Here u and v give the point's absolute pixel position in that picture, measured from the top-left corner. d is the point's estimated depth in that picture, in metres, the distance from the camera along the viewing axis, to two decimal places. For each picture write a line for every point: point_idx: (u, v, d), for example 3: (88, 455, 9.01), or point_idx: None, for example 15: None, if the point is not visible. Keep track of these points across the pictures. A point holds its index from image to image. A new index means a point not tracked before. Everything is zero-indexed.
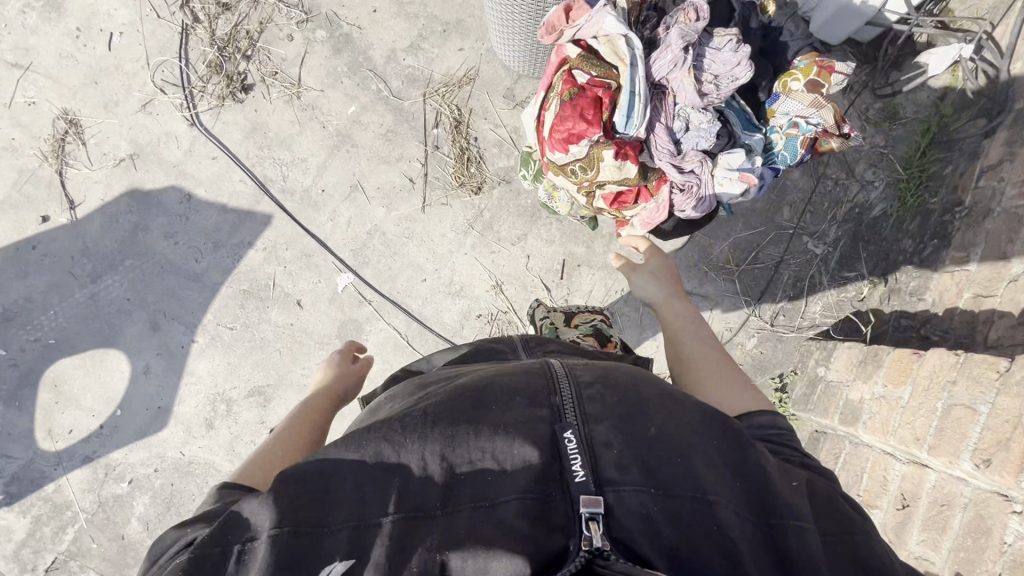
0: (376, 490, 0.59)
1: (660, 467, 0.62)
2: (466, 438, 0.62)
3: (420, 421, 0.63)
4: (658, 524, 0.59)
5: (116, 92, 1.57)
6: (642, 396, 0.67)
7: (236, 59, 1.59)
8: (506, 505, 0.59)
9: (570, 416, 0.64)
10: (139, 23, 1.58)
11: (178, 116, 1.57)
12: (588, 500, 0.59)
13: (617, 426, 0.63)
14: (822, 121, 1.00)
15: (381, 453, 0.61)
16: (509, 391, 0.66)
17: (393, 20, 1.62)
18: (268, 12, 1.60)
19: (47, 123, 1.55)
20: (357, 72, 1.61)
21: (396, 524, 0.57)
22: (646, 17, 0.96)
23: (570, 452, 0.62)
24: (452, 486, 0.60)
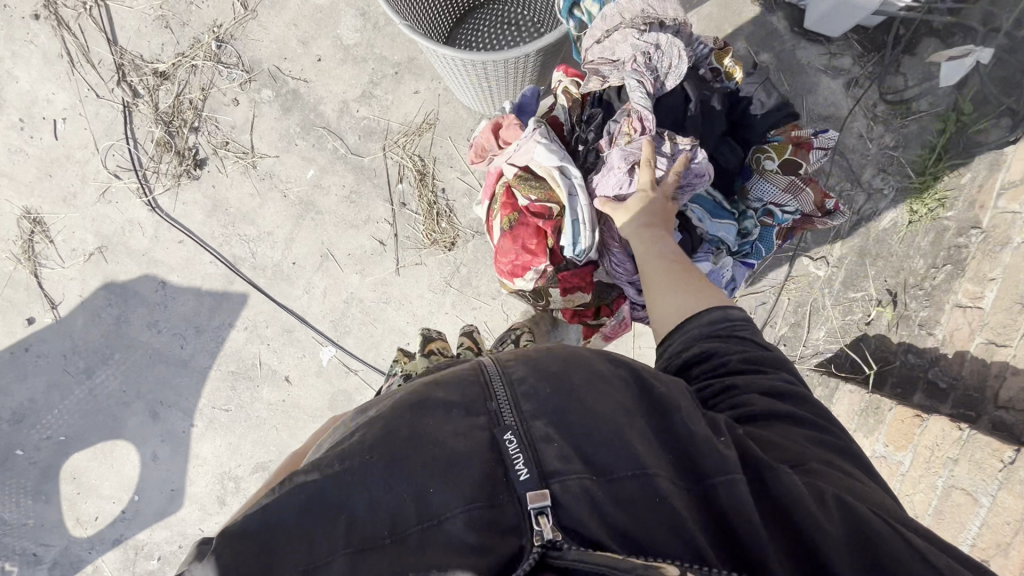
0: (308, 530, 0.47)
1: (599, 449, 0.51)
2: (405, 454, 0.49)
3: (351, 450, 0.50)
4: (608, 509, 0.49)
5: (73, 184, 1.53)
6: (572, 379, 0.55)
7: (184, 133, 1.51)
8: (452, 521, 0.47)
9: (507, 418, 0.53)
10: (81, 106, 1.51)
11: (137, 202, 1.52)
12: (534, 494, 0.48)
13: (557, 423, 0.52)
14: (800, 206, 0.91)
15: (312, 487, 0.48)
16: (441, 400, 0.54)
17: (340, 68, 1.50)
18: (209, 76, 1.50)
19: (12, 224, 1.53)
20: (310, 131, 1.51)
21: (341, 562, 0.45)
22: (590, 115, 0.86)
23: (512, 454, 0.51)
24: (397, 503, 0.48)
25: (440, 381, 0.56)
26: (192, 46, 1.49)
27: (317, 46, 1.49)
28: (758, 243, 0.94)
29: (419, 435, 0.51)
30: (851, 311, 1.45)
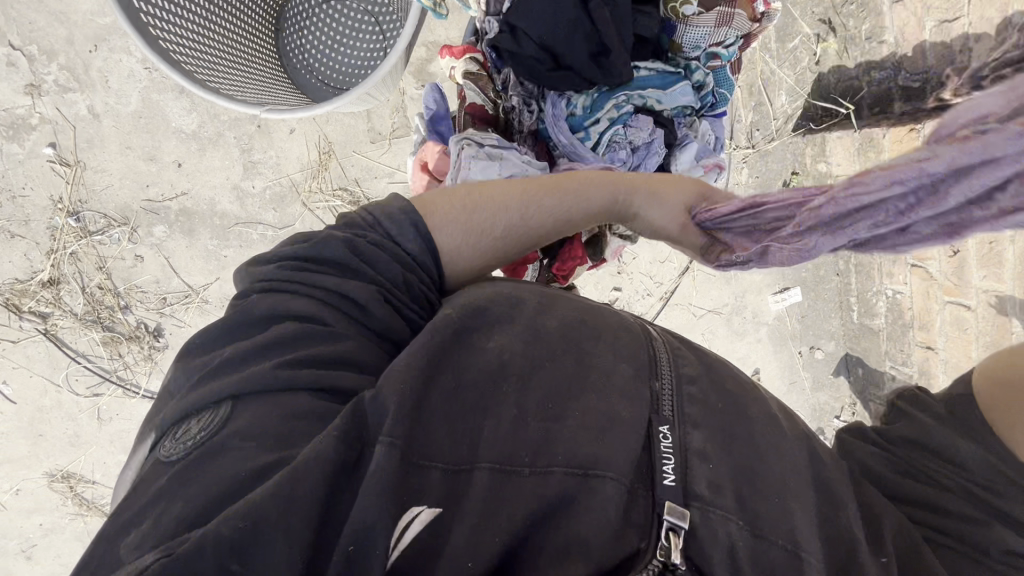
0: (462, 424, 0.50)
1: (755, 498, 0.52)
2: (563, 402, 0.52)
3: (519, 363, 0.54)
4: (738, 557, 0.50)
5: (66, 427, 1.43)
6: (747, 413, 0.56)
7: (120, 317, 1.38)
8: (602, 481, 0.49)
9: (667, 408, 0.54)
10: (9, 361, 1.37)
11: (135, 401, 1.44)
12: (672, 507, 0.49)
13: (714, 437, 0.54)
14: (739, 32, 0.87)
15: (468, 378, 0.52)
16: (614, 355, 0.56)
17: (206, 157, 1.33)
18: (96, 252, 1.34)
19: (48, 493, 1.46)
20: (229, 235, 1.38)
21: (483, 475, 0.48)
22: (502, 79, 0.87)
23: (664, 451, 0.51)
24: (546, 440, 0.50)
25: (610, 336, 0.58)
26: (54, 236, 1.32)
27: (168, 152, 1.31)
28: (717, 88, 0.94)
29: (580, 391, 0.53)
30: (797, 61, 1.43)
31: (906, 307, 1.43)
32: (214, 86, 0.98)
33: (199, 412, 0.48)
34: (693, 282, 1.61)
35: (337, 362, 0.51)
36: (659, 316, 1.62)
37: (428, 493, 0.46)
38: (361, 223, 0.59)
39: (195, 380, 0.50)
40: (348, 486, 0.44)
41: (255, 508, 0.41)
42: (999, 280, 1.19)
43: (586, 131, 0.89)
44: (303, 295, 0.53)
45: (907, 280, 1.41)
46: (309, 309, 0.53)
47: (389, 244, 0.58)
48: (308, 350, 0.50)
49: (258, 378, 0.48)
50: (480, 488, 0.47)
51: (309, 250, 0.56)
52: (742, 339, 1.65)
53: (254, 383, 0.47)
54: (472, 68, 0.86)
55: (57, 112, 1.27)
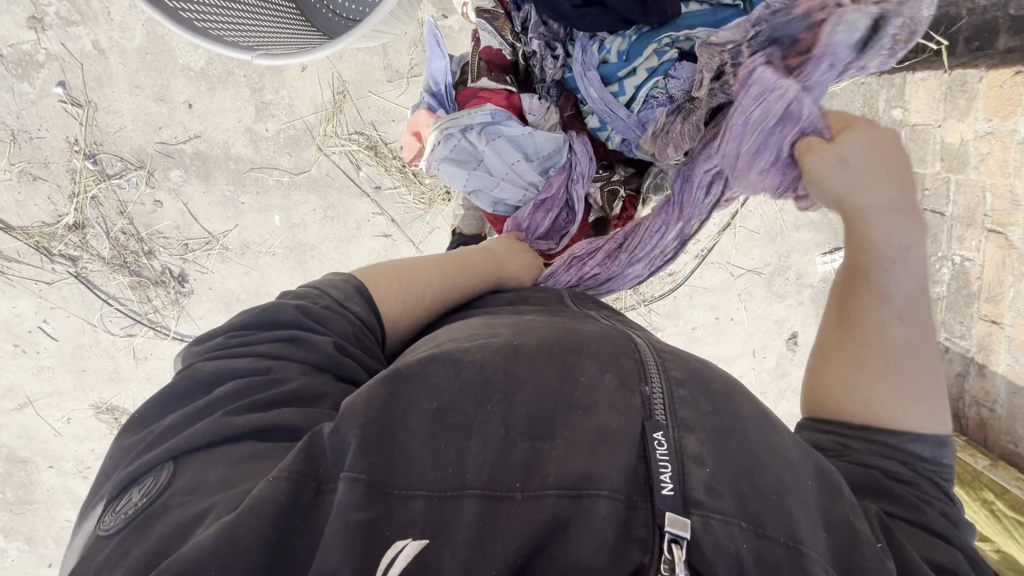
0: (441, 448, 0.45)
1: (757, 499, 0.46)
2: (549, 419, 0.48)
3: (497, 379, 0.49)
4: (746, 567, 0.44)
5: (105, 364, 1.50)
6: (740, 413, 0.51)
7: (145, 262, 1.39)
8: (595, 500, 0.44)
9: (661, 414, 0.49)
10: (46, 301, 1.42)
11: (167, 342, 1.48)
12: (673, 517, 0.43)
13: (712, 441, 0.48)
14: None
15: (448, 396, 0.48)
16: (598, 361, 0.52)
17: (216, 97, 1.26)
18: (116, 197, 1.33)
19: (96, 423, 1.55)
20: (245, 180, 1.33)
21: (468, 500, 0.44)
22: (522, 18, 0.79)
23: (659, 459, 0.46)
24: (536, 459, 0.46)
25: (593, 343, 0.54)
26: (74, 179, 1.30)
27: (177, 92, 1.25)
28: None
29: (566, 404, 0.48)
30: None
31: (975, 276, 1.30)
32: (217, 34, 0.88)
33: (138, 480, 0.46)
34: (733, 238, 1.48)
35: (284, 402, 0.51)
36: (693, 274, 1.51)
37: (413, 525, 0.42)
38: (307, 294, 0.63)
39: (139, 450, 0.49)
40: (319, 525, 0.42)
41: (192, 560, 0.38)
42: None
43: (620, 83, 0.78)
44: (249, 357, 0.55)
45: (981, 247, 1.26)
46: (252, 364, 0.54)
47: (322, 307, 0.61)
48: (245, 398, 0.50)
49: (199, 433, 0.47)
50: (468, 516, 0.43)
51: (254, 320, 0.59)
52: (782, 301, 1.53)
53: (198, 438, 0.47)
54: (486, 5, 0.80)
55: (62, 47, 1.21)
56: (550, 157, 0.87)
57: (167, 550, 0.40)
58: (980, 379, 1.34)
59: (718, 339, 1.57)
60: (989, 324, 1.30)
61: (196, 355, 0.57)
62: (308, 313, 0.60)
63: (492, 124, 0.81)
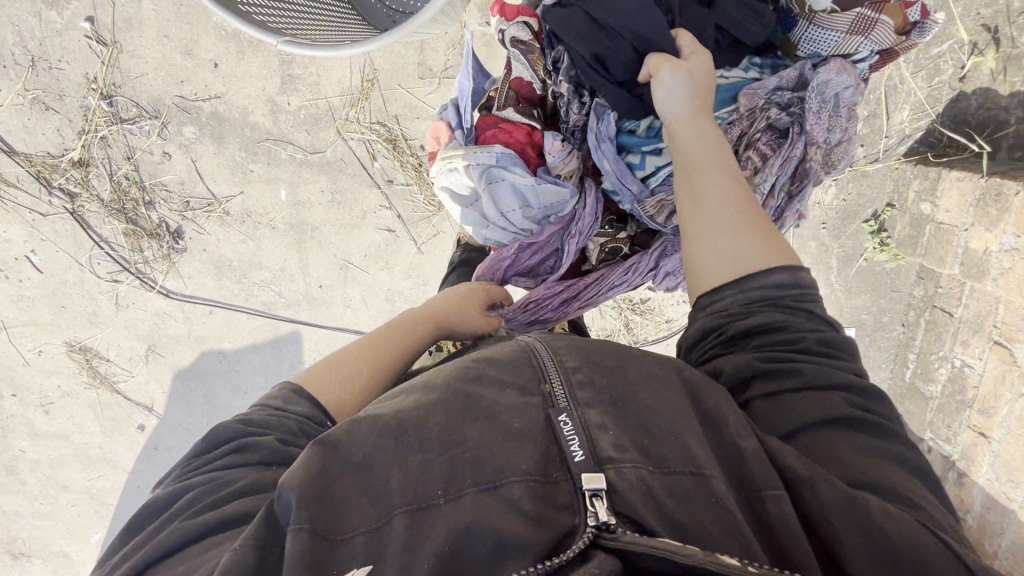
0: (365, 482, 0.43)
1: (657, 443, 0.47)
2: (460, 426, 0.46)
3: (409, 405, 0.47)
4: (662, 499, 0.44)
5: (85, 304, 1.47)
6: (628, 379, 0.51)
7: (143, 212, 1.37)
8: (512, 484, 0.43)
9: (559, 398, 0.49)
10: (37, 232, 1.39)
11: (151, 295, 1.45)
12: (590, 476, 0.44)
13: (612, 412, 0.48)
14: (876, 44, 0.75)
15: (366, 438, 0.44)
16: (499, 367, 0.51)
17: (243, 62, 1.23)
18: (126, 143, 1.30)
19: (66, 361, 1.53)
20: (257, 150, 1.30)
21: (403, 518, 0.42)
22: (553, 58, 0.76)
23: (568, 439, 0.46)
24: (454, 458, 0.44)
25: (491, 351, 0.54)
26: (86, 117, 1.28)
27: (205, 49, 1.22)
28: None
29: (478, 402, 0.47)
30: (936, 73, 1.19)
31: (972, 383, 1.27)
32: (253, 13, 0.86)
33: None
34: None
35: (252, 494, 0.48)
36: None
37: (357, 557, 0.40)
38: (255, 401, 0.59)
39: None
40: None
41: None
42: None
43: (641, 155, 0.78)
44: (205, 472, 0.51)
45: (985, 356, 1.24)
46: (212, 474, 0.51)
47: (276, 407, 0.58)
48: (205, 499, 0.48)
49: (175, 533, 0.45)
50: (399, 535, 0.41)
51: (204, 443, 0.54)
52: None
53: (173, 539, 0.45)
54: (522, 36, 0.77)
55: None
56: (552, 207, 0.82)
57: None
58: (957, 487, 1.32)
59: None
60: (976, 435, 1.28)
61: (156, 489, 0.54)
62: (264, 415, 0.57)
63: (495, 166, 0.78)
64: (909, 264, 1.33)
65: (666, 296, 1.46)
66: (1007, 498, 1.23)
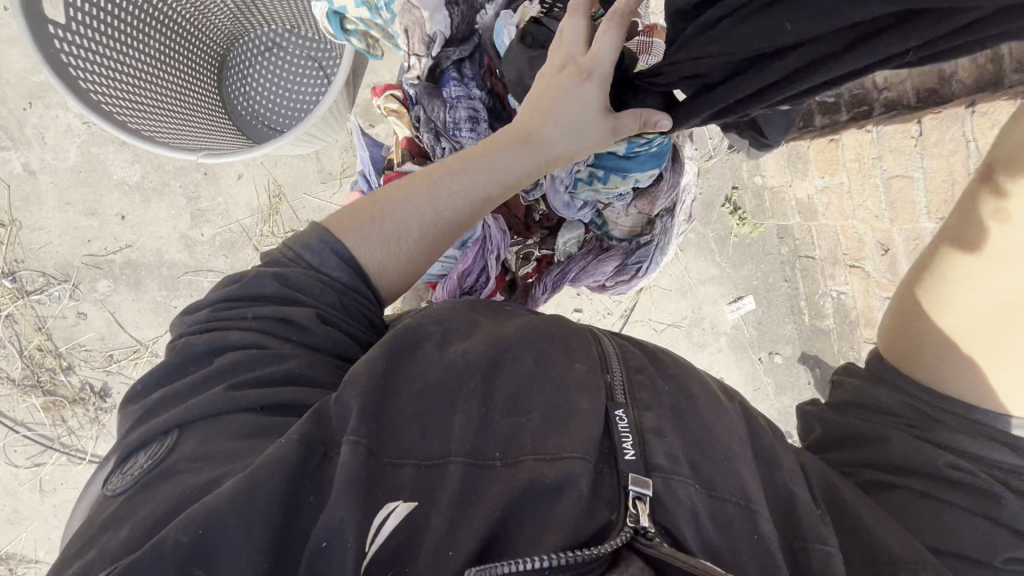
0: (429, 427, 0.51)
1: (708, 464, 0.55)
2: (524, 400, 0.54)
3: (480, 364, 0.55)
4: (702, 519, 0.52)
5: (4, 503, 1.34)
6: (694, 395, 0.61)
7: (62, 379, 1.32)
8: (568, 462, 0.50)
9: (620, 394, 0.57)
10: None
11: (80, 469, 1.35)
12: (636, 477, 0.51)
13: (668, 421, 0.57)
14: None
15: (435, 376, 0.53)
16: (569, 352, 0.59)
17: (150, 208, 1.30)
18: (35, 314, 1.29)
19: None
20: (178, 285, 1.34)
21: (455, 466, 0.49)
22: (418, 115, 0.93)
23: (621, 432, 0.54)
24: (512, 433, 0.52)
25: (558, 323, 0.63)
26: None
27: (109, 205, 1.28)
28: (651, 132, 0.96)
29: (537, 383, 0.56)
30: None
31: (851, 306, 1.53)
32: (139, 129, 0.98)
33: (143, 445, 0.48)
34: (650, 297, 1.69)
35: (284, 385, 0.52)
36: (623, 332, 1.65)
37: (403, 489, 0.47)
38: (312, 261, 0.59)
39: (143, 417, 0.50)
40: (320, 486, 0.46)
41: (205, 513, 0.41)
42: None
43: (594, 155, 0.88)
44: (237, 325, 0.54)
45: (848, 280, 1.51)
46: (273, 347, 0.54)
47: (325, 274, 0.59)
48: (260, 374, 0.52)
49: (210, 402, 0.49)
50: (454, 478, 0.49)
51: (241, 289, 0.56)
52: (703, 350, 1.71)
53: (207, 406, 0.49)
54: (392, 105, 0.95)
55: None
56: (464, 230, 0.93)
57: (172, 513, 0.43)
58: None
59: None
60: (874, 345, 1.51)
61: (181, 323, 0.57)
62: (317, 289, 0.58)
63: None
64: (768, 230, 1.60)
65: (593, 313, 1.67)
66: None
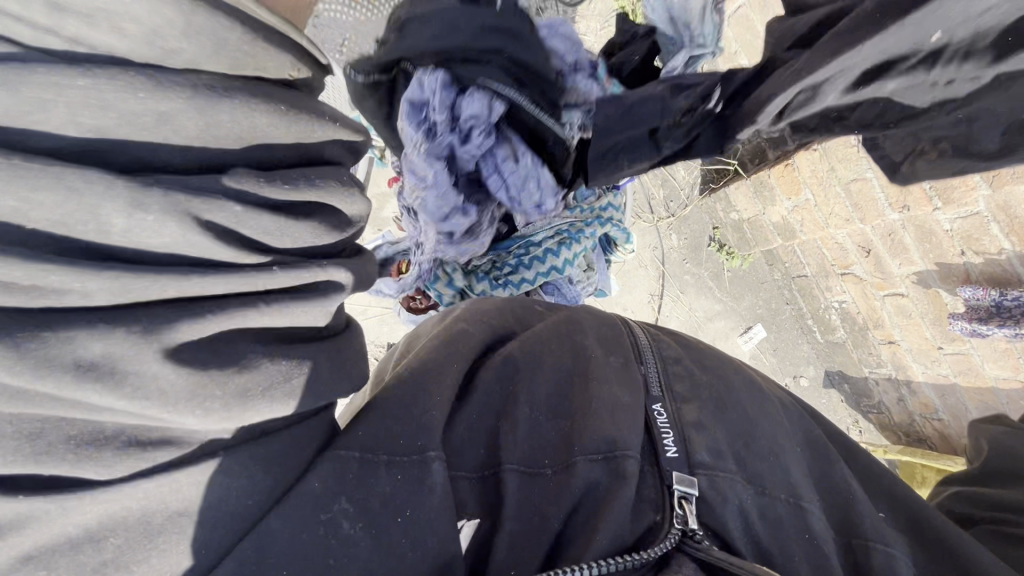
0: (485, 441, 0.47)
1: (755, 461, 0.52)
2: (573, 401, 0.51)
3: (519, 364, 0.52)
4: (753, 519, 0.50)
5: None
6: (733, 382, 0.58)
7: None
8: (627, 459, 0.48)
9: (655, 389, 0.55)
10: None
11: None
12: (681, 476, 0.48)
13: (711, 414, 0.54)
14: None
15: (485, 387, 0.50)
16: (602, 349, 0.56)
17: None
18: None
19: None
20: None
21: (513, 478, 0.45)
22: None
23: (662, 428, 0.51)
24: (564, 434, 0.49)
25: (591, 321, 0.61)
26: None
27: None
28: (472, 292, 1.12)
29: (578, 386, 0.52)
30: None
31: (856, 312, 1.58)
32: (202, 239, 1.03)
33: None
34: None
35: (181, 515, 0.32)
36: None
37: (466, 507, 0.44)
38: (9, 158, 0.27)
39: None
40: (405, 499, 0.39)
41: None
42: (913, 263, 1.33)
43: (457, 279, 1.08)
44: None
45: (844, 289, 1.57)
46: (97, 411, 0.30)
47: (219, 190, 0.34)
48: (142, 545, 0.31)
49: None
50: (514, 489, 0.45)
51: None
52: None
53: None
54: None
55: None
56: None
57: None
58: (914, 395, 1.55)
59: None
60: (889, 345, 1.54)
61: None
62: (84, 231, 0.30)
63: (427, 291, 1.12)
64: (757, 258, 1.72)
65: None
66: (943, 378, 1.45)
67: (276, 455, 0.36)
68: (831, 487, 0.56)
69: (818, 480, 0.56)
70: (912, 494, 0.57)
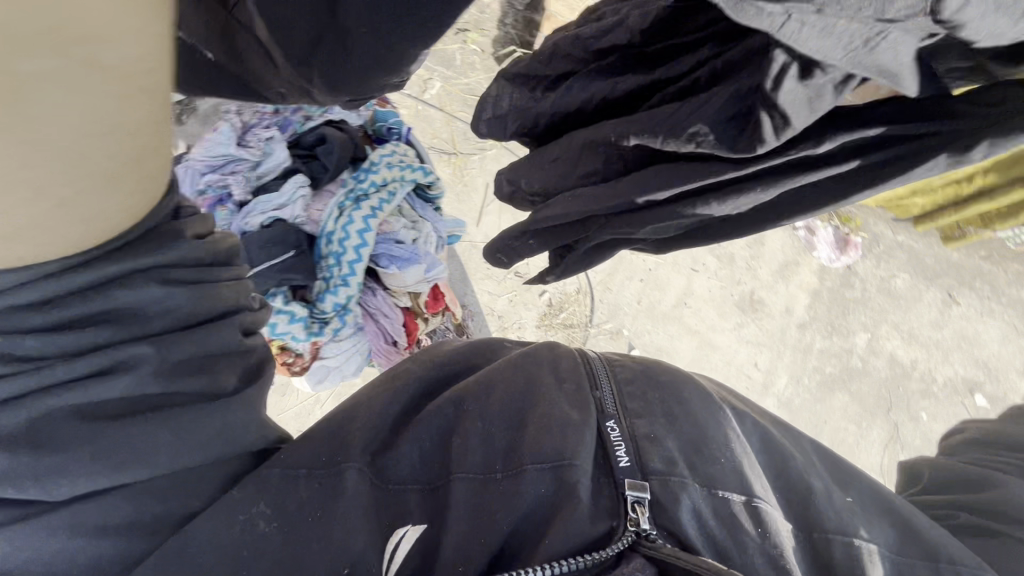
0: (431, 459, 0.57)
1: (704, 463, 0.57)
2: (519, 430, 0.57)
3: (468, 401, 0.59)
4: (707, 519, 0.54)
5: None
6: (684, 395, 0.61)
7: None
8: (570, 469, 0.53)
9: (608, 406, 0.59)
10: None
11: None
12: (632, 484, 0.54)
13: (663, 423, 0.59)
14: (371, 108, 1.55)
15: (428, 422, 0.58)
16: (552, 372, 0.61)
17: None
18: None
19: None
20: None
21: (458, 482, 0.54)
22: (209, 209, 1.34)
23: (614, 441, 0.57)
24: (512, 444, 0.56)
25: (544, 351, 0.64)
26: None
27: None
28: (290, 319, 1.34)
29: (519, 416, 0.58)
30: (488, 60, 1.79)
31: None
32: None
33: None
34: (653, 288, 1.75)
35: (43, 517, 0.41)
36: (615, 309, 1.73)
37: (410, 515, 0.54)
38: None
39: None
40: (314, 503, 0.51)
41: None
42: None
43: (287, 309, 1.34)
44: None
45: None
46: None
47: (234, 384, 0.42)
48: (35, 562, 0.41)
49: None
50: (458, 497, 0.53)
51: None
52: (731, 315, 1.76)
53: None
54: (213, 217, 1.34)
55: None
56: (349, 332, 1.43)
57: None
58: None
59: (659, 287, 1.82)
60: None
61: None
62: None
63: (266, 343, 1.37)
64: None
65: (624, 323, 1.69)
66: None
67: (99, 506, 0.43)
68: (798, 482, 0.59)
69: (780, 474, 0.60)
70: (886, 493, 0.62)
